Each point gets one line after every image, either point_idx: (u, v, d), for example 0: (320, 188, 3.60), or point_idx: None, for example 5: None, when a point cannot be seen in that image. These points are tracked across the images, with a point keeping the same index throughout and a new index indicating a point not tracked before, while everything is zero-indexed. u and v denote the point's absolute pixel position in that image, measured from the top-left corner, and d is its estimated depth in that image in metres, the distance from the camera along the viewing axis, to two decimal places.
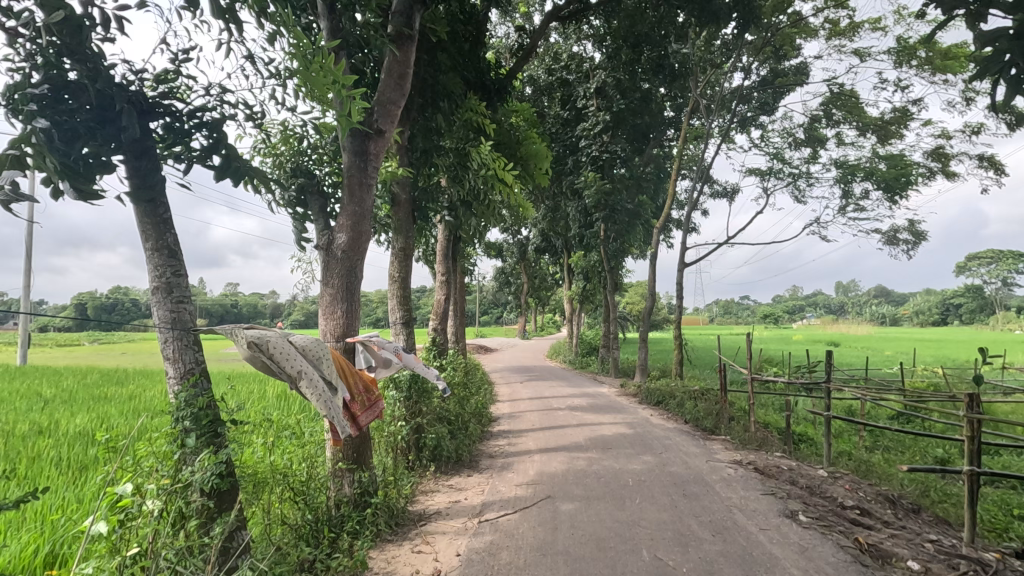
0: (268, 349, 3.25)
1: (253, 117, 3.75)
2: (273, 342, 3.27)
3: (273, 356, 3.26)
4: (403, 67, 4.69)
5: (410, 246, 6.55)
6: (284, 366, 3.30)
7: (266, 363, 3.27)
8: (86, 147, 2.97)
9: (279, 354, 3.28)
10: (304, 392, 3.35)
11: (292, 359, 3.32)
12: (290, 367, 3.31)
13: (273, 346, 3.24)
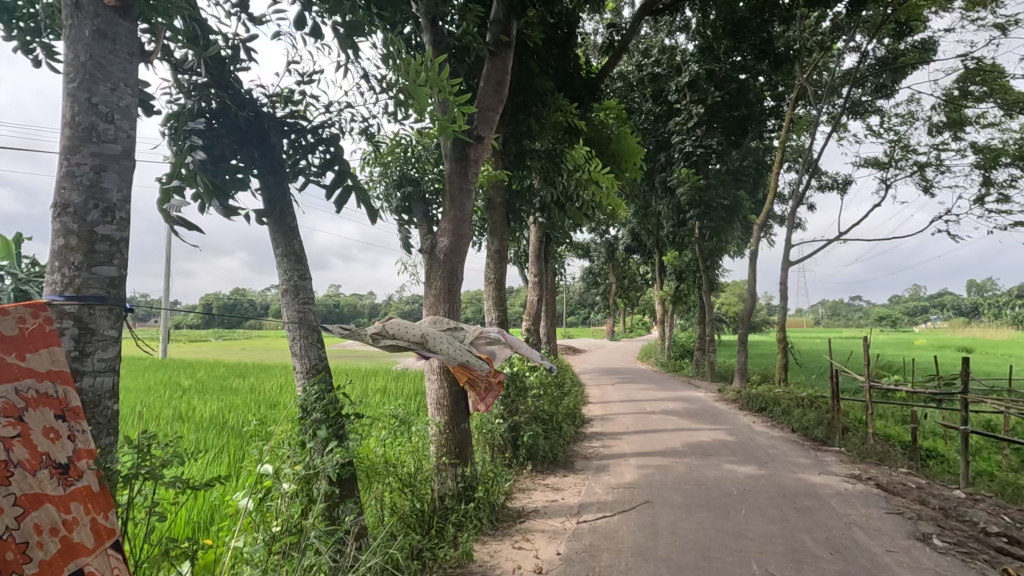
0: (388, 329, 3.58)
1: (366, 130, 4.01)
2: (390, 322, 3.59)
3: (396, 333, 3.57)
4: (501, 74, 4.83)
5: (505, 248, 6.70)
6: (409, 338, 3.61)
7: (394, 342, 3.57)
8: (228, 166, 3.33)
9: (400, 329, 3.59)
10: (435, 349, 3.66)
11: (411, 328, 3.63)
12: (414, 334, 3.63)
13: (390, 323, 3.56)
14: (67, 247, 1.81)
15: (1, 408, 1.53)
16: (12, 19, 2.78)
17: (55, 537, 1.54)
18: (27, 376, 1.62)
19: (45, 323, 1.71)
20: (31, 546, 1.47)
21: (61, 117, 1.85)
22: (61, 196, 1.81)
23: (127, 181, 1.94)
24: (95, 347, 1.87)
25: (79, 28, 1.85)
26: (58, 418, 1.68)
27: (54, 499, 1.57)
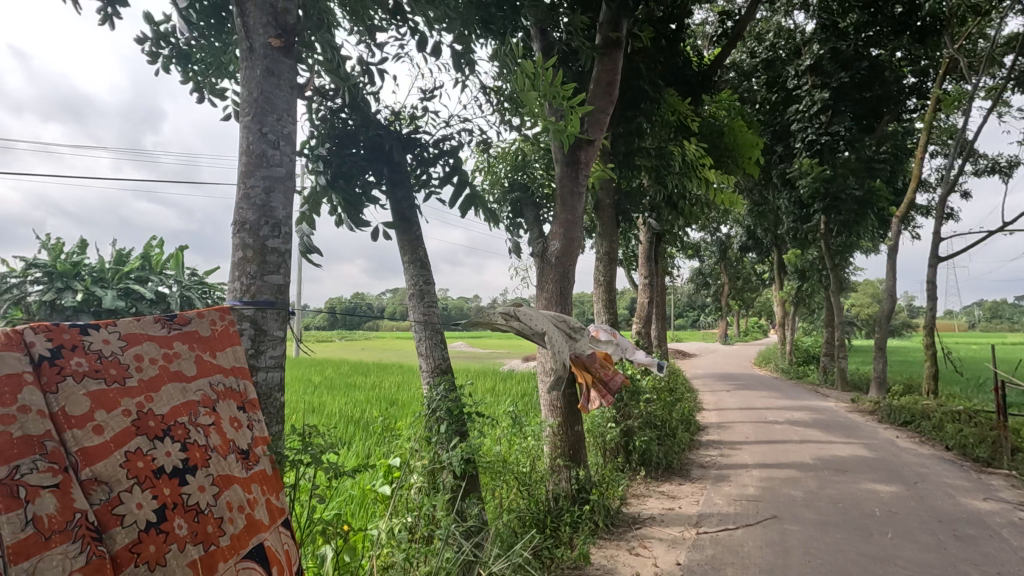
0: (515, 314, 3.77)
1: (482, 140, 4.17)
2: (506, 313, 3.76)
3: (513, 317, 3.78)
4: (611, 75, 4.79)
5: (615, 249, 6.62)
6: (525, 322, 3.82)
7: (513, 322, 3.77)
8: (361, 182, 3.64)
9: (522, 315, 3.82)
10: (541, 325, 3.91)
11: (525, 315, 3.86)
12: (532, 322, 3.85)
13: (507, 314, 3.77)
14: (245, 259, 2.08)
15: (202, 398, 1.81)
16: (188, 63, 3.25)
17: (242, 513, 1.78)
18: (217, 372, 1.89)
19: (229, 325, 2.00)
20: (225, 521, 1.70)
21: (239, 148, 2.15)
22: (240, 214, 2.09)
23: (290, 200, 2.20)
24: (268, 346, 2.14)
25: (253, 68, 2.13)
26: (240, 409, 1.95)
27: (240, 480, 1.82)
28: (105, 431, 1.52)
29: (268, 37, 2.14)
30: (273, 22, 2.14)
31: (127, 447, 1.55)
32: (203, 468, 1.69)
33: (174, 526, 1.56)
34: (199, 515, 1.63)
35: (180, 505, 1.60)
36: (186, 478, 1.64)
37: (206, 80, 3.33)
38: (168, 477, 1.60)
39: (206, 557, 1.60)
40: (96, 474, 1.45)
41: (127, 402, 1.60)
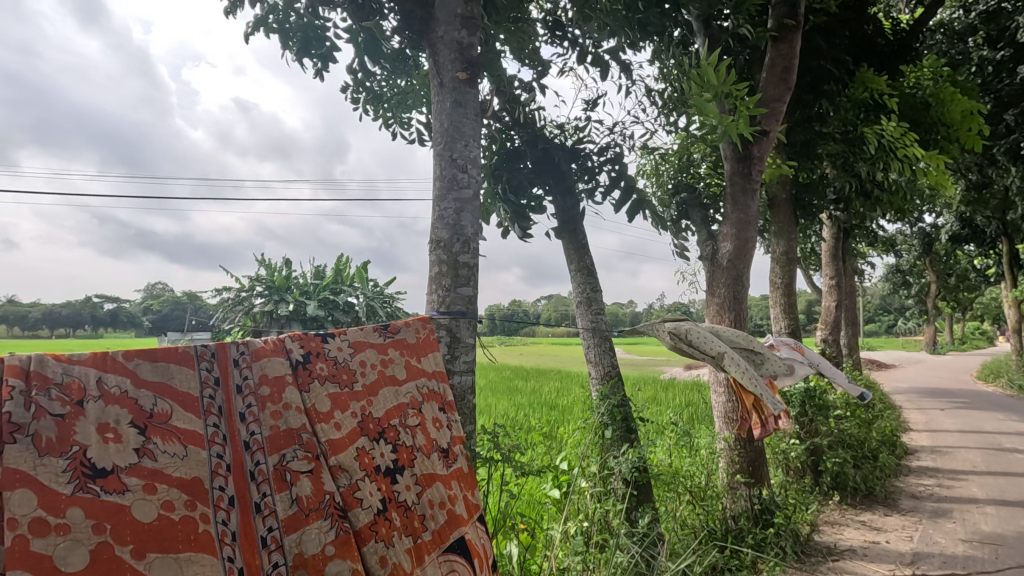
0: (687, 334, 3.48)
1: (646, 144, 4.10)
2: (687, 325, 3.49)
3: (693, 340, 3.49)
4: (788, 59, 4.37)
5: (795, 248, 6.03)
6: (705, 349, 3.49)
7: (687, 348, 3.50)
8: (529, 195, 3.80)
9: (698, 336, 3.48)
10: (732, 367, 3.49)
11: (710, 342, 3.50)
12: (713, 350, 3.49)
13: (692, 332, 3.46)
14: (440, 273, 2.31)
15: (410, 401, 2.05)
16: (381, 104, 3.69)
17: (443, 509, 1.98)
18: (422, 375, 2.13)
19: (429, 333, 2.23)
20: (427, 517, 1.92)
21: (433, 174, 2.39)
22: (436, 234, 2.33)
23: (477, 218, 2.39)
24: (461, 352, 2.34)
25: (443, 101, 2.36)
26: (440, 410, 2.16)
27: (441, 477, 2.03)
28: (342, 428, 1.80)
29: (456, 72, 2.36)
30: (460, 57, 2.35)
31: (357, 443, 1.81)
32: (408, 469, 1.93)
33: (393, 516, 1.80)
34: (407, 511, 1.86)
35: (394, 499, 1.84)
36: (397, 476, 1.88)
37: (390, 114, 3.77)
38: (385, 473, 1.85)
39: (416, 547, 1.83)
40: (339, 462, 1.74)
41: (355, 404, 1.87)
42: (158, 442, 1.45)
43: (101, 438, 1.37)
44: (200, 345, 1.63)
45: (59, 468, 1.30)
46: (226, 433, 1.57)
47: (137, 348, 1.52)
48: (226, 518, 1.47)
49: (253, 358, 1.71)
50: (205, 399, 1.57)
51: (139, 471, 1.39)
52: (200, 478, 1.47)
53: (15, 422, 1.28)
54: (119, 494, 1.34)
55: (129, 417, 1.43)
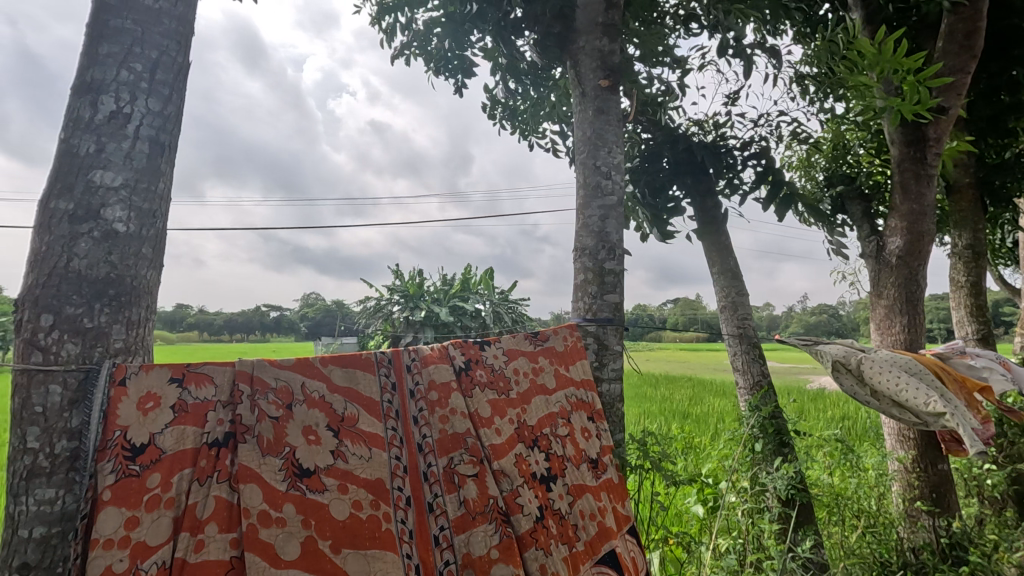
0: (859, 366, 2.78)
1: (795, 134, 3.78)
2: (858, 353, 2.79)
3: (866, 371, 2.78)
4: (973, 22, 3.76)
5: (983, 240, 5.16)
6: (881, 382, 2.75)
7: (856, 381, 2.82)
8: (666, 197, 3.70)
9: (874, 368, 2.76)
10: (919, 406, 2.67)
11: (890, 375, 2.74)
12: (895, 386, 2.72)
13: (862, 361, 2.76)
14: (586, 280, 2.32)
15: (560, 410, 2.10)
16: (517, 119, 3.87)
17: (594, 520, 1.99)
18: (571, 384, 2.16)
19: (577, 341, 2.25)
20: (579, 527, 1.93)
21: (576, 182, 2.41)
22: (581, 242, 2.35)
23: (621, 224, 2.38)
24: (609, 359, 2.33)
25: (585, 110, 2.39)
26: (590, 419, 2.18)
27: (591, 488, 2.04)
28: (502, 434, 1.89)
29: (599, 80, 2.37)
30: (602, 65, 2.37)
31: (515, 449, 1.89)
32: (561, 477, 1.97)
33: (548, 524, 1.84)
34: (561, 520, 1.90)
35: (550, 507, 1.89)
36: (550, 485, 1.93)
37: (524, 125, 3.89)
38: (540, 480, 1.91)
39: (571, 556, 1.85)
40: (501, 467, 1.83)
41: (511, 411, 1.96)
42: (349, 444, 1.62)
43: (305, 440, 1.56)
44: (379, 353, 1.81)
45: (276, 466, 1.49)
46: (402, 435, 1.72)
47: (330, 355, 1.73)
48: (406, 516, 1.61)
49: (422, 365, 1.86)
50: (384, 404, 1.74)
51: (334, 471, 1.56)
52: (383, 478, 1.62)
53: (244, 423, 1.50)
54: (320, 492, 1.52)
55: (325, 420, 1.62)
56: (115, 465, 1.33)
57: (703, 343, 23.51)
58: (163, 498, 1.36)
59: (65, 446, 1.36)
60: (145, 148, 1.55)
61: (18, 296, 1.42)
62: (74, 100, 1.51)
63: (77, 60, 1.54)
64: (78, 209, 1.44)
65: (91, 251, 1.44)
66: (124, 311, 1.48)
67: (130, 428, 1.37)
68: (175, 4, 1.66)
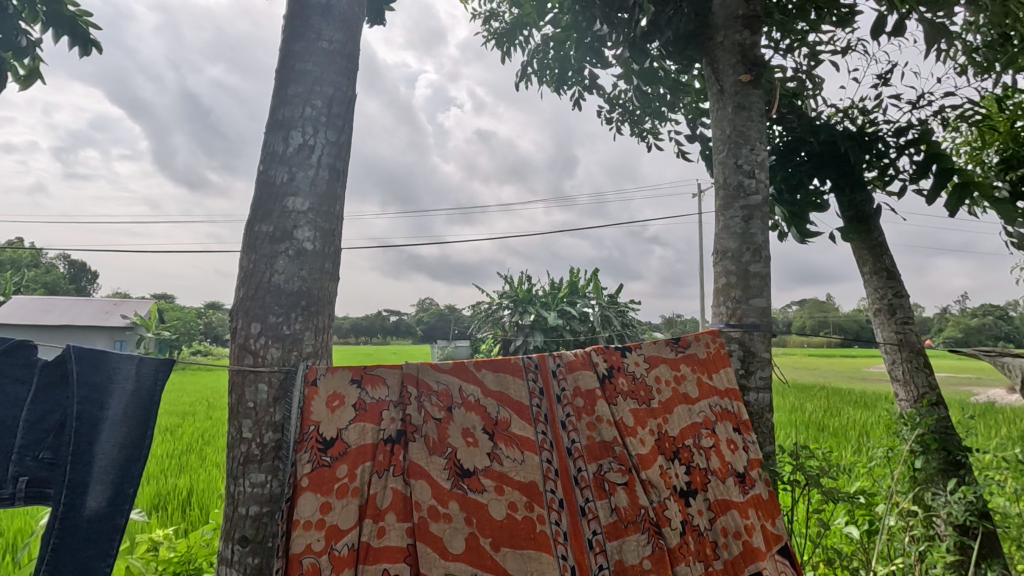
0: None
1: (965, 113, 3.32)
2: None
3: None
4: None
5: None
6: None
7: None
8: (806, 192, 3.44)
9: None
10: None
11: None
12: None
13: None
14: (729, 284, 2.22)
15: (703, 420, 2.03)
16: (637, 122, 3.83)
17: (738, 539, 1.88)
18: (714, 394, 2.09)
19: (720, 347, 2.17)
20: (720, 545, 1.86)
21: (716, 182, 2.33)
22: (722, 244, 2.26)
23: (767, 224, 2.25)
24: (757, 366, 2.21)
25: (725, 108, 2.31)
26: (735, 431, 2.09)
27: (739, 505, 1.94)
28: (646, 444, 1.87)
29: (739, 75, 2.29)
30: (743, 60, 2.29)
31: (658, 461, 1.87)
32: (702, 492, 1.91)
33: (689, 540, 1.79)
34: (701, 536, 1.84)
35: (689, 522, 1.84)
36: (692, 499, 1.88)
37: (644, 127, 3.82)
38: (681, 494, 1.87)
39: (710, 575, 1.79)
40: (648, 477, 1.81)
41: (653, 421, 1.94)
42: (503, 447, 1.70)
43: (465, 442, 1.66)
44: (526, 358, 1.88)
45: (441, 465, 1.61)
46: (552, 439, 1.77)
47: (483, 360, 1.82)
48: (559, 519, 1.64)
49: (567, 371, 1.90)
50: (533, 408, 1.80)
51: (491, 473, 1.64)
52: (537, 481, 1.68)
53: (413, 423, 1.63)
54: (479, 492, 1.61)
55: (481, 424, 1.71)
56: (311, 455, 1.51)
57: (837, 348, 21.44)
58: (349, 487, 1.51)
59: (271, 437, 1.58)
60: (326, 175, 1.75)
61: (233, 307, 1.68)
62: (269, 136, 1.75)
63: (271, 101, 1.78)
64: (275, 231, 1.66)
65: (287, 267, 1.65)
66: (314, 319, 1.68)
67: (322, 424, 1.55)
68: (345, 44, 1.86)
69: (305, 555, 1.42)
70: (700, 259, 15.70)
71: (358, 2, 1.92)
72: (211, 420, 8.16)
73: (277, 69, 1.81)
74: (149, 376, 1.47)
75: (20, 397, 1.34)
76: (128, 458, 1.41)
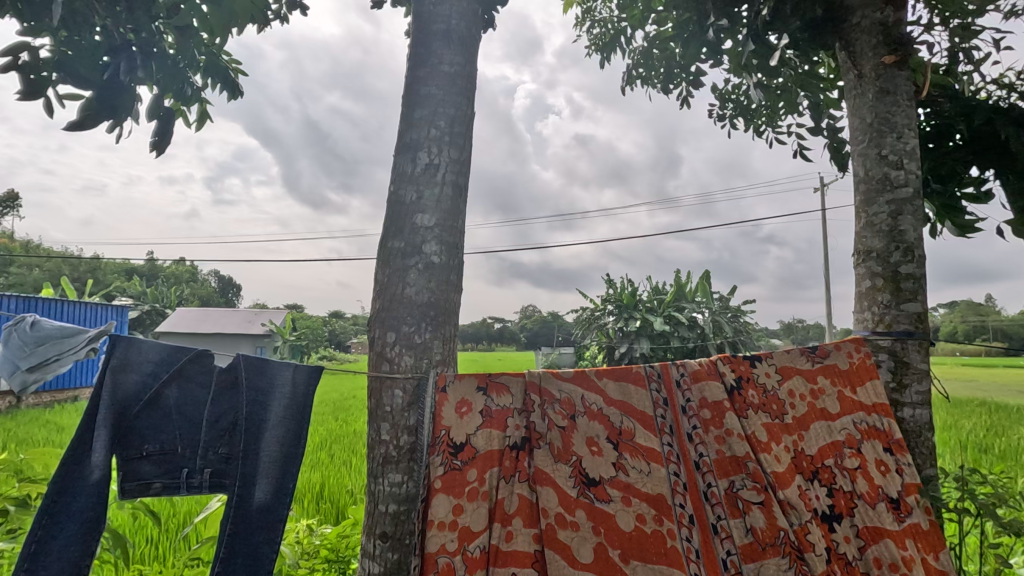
0: None
1: None
2: None
3: None
4: None
5: None
6: None
7: None
8: (961, 180, 3.04)
9: None
10: None
11: None
12: None
13: None
14: (875, 288, 2.02)
15: (846, 438, 1.85)
16: (751, 117, 3.61)
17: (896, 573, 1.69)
18: (860, 409, 1.90)
19: (866, 358, 1.97)
20: None
21: (855, 176, 2.14)
22: (865, 243, 2.06)
23: (920, 219, 2.01)
24: (912, 379, 1.97)
25: (864, 94, 2.12)
26: (886, 451, 1.87)
27: (893, 534, 1.74)
28: (782, 461, 1.75)
29: (881, 57, 2.09)
30: (886, 39, 2.08)
31: (796, 481, 1.73)
32: (849, 517, 1.74)
33: (835, 569, 1.64)
34: (849, 565, 1.68)
35: (835, 550, 1.68)
36: (836, 524, 1.72)
37: (760, 121, 3.59)
38: (824, 517, 1.71)
39: None
40: (787, 497, 1.69)
41: (788, 437, 1.80)
42: (628, 458, 1.67)
43: (589, 451, 1.66)
44: (648, 367, 1.83)
45: (566, 473, 1.62)
46: (679, 452, 1.71)
47: (605, 369, 1.80)
48: (689, 535, 1.58)
49: (692, 380, 1.83)
50: (658, 418, 1.75)
51: (617, 483, 1.62)
52: (664, 494, 1.62)
53: (538, 431, 1.66)
54: (606, 502, 1.59)
55: (605, 433, 1.70)
56: (443, 458, 1.57)
57: (1000, 357, 18.62)
58: (479, 490, 1.56)
59: (406, 439, 1.68)
60: (450, 191, 1.84)
61: (370, 318, 1.82)
62: (398, 158, 1.88)
63: (400, 126, 1.91)
64: (406, 246, 1.78)
65: (417, 281, 1.76)
66: (442, 328, 1.77)
67: (452, 428, 1.61)
68: (465, 65, 1.95)
69: (440, 554, 1.48)
70: (824, 260, 14.36)
71: (475, 23, 2.01)
72: (338, 420, 8.81)
73: (404, 95, 1.94)
74: (301, 381, 1.63)
75: (204, 398, 1.55)
76: (286, 456, 1.56)
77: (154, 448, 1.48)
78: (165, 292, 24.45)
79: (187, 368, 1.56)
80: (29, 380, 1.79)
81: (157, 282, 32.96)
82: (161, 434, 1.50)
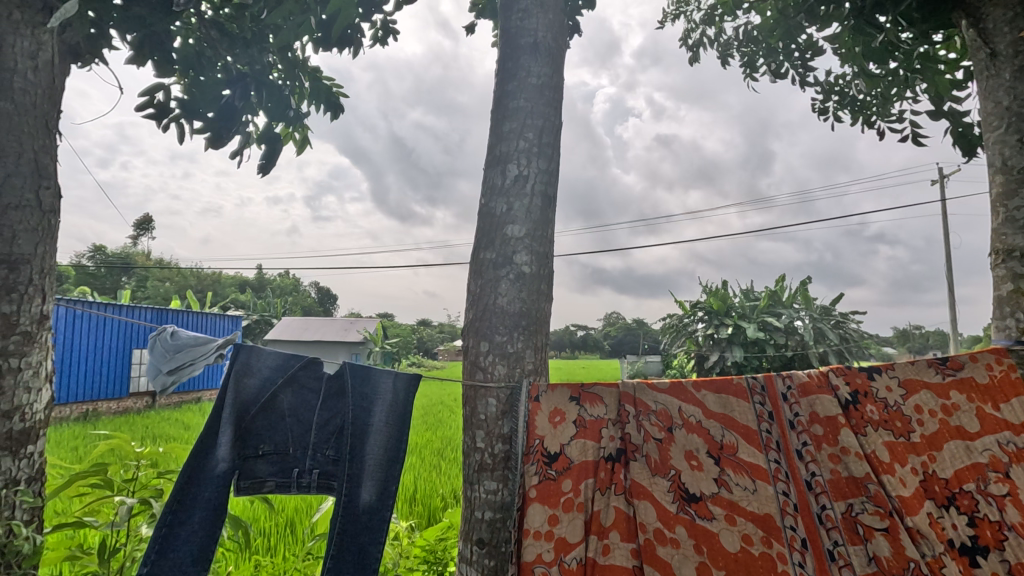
0: None
1: None
2: None
3: None
4: None
5: None
6: None
7: None
8: None
9: None
10: None
11: None
12: None
13: None
14: (1019, 291, 1.78)
15: (989, 461, 1.64)
16: (858, 107, 3.35)
17: None
18: (1003, 429, 1.68)
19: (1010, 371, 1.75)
20: None
21: (992, 166, 1.91)
22: (1006, 242, 1.83)
23: None
24: None
25: (999, 74, 1.90)
26: None
27: None
28: (908, 484, 1.59)
29: (1018, 31, 1.86)
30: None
31: (925, 507, 1.56)
32: (997, 552, 1.52)
33: None
34: None
35: None
36: (979, 559, 1.52)
37: (870, 112, 3.31)
38: (963, 550, 1.52)
39: None
40: (917, 525, 1.53)
41: (915, 458, 1.64)
42: (731, 474, 1.59)
43: (689, 465, 1.60)
44: (751, 379, 1.74)
45: (664, 488, 1.57)
46: (788, 470, 1.60)
47: (703, 380, 1.73)
48: (802, 560, 1.47)
49: (800, 393, 1.72)
50: (763, 434, 1.65)
51: (720, 501, 1.55)
52: (772, 514, 1.52)
53: (633, 442, 1.62)
54: (709, 520, 1.52)
55: (705, 447, 1.63)
56: (537, 468, 1.58)
57: None
58: (575, 501, 1.54)
59: (500, 447, 1.70)
60: (539, 202, 1.86)
61: (464, 327, 1.87)
62: (489, 171, 1.92)
63: (490, 139, 1.95)
64: (498, 257, 1.81)
65: (509, 290, 1.78)
66: (533, 337, 1.78)
67: (546, 438, 1.61)
68: (553, 76, 1.97)
69: (536, 564, 1.47)
70: (947, 259, 12.90)
71: (562, 34, 2.02)
72: (428, 426, 9.07)
73: (493, 108, 1.99)
74: (401, 389, 1.71)
75: (314, 402, 1.67)
76: (389, 459, 1.64)
77: (269, 448, 1.62)
78: (272, 303, 26.60)
79: (298, 373, 1.69)
80: (167, 382, 2.10)
81: (266, 294, 35.93)
82: (276, 434, 1.64)
